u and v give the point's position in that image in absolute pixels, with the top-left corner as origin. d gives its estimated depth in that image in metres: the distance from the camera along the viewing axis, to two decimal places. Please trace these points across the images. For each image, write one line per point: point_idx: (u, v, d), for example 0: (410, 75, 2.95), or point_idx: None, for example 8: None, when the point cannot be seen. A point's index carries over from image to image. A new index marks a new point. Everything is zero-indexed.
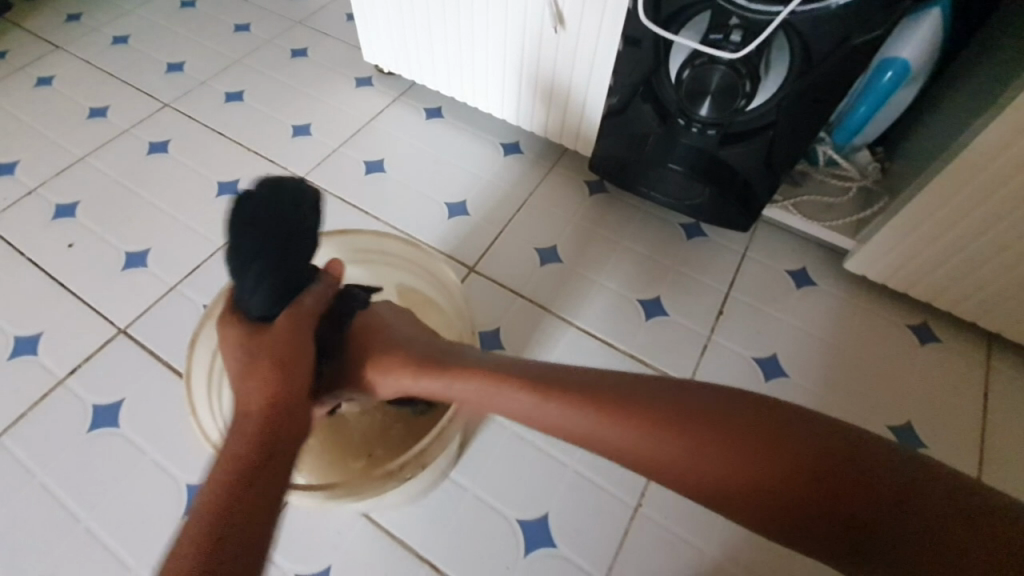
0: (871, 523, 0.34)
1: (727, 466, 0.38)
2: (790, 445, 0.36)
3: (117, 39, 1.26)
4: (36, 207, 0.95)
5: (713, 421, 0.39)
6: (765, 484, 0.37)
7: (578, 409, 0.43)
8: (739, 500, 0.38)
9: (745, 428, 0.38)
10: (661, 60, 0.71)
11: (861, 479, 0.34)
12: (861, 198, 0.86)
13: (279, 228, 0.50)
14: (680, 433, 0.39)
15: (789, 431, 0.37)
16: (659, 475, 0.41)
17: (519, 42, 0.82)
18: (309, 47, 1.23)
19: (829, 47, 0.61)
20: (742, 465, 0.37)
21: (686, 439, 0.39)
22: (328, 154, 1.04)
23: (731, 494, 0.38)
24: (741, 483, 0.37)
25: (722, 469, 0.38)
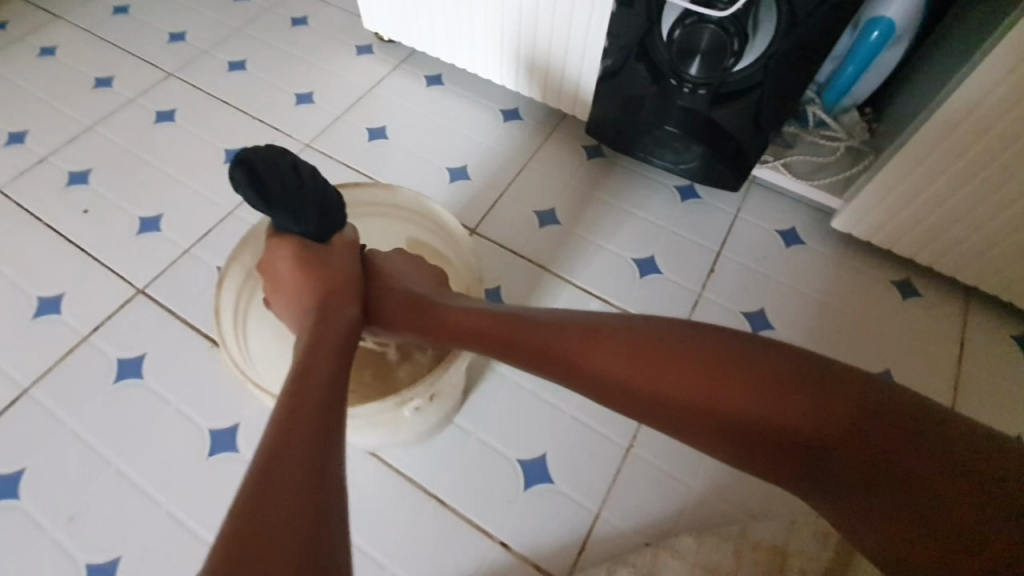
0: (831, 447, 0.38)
1: (729, 408, 0.42)
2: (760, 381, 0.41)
3: (117, 9, 1.27)
4: (50, 175, 0.98)
5: (695, 356, 0.44)
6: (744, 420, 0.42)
7: (579, 355, 0.48)
8: (720, 433, 0.43)
9: (721, 364, 0.43)
10: (653, 21, 0.73)
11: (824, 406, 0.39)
12: (849, 157, 0.88)
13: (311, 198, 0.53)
14: (672, 375, 0.44)
15: (762, 367, 0.42)
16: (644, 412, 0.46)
17: (516, 5, 0.84)
18: (308, 15, 1.24)
19: (812, 4, 0.63)
20: (722, 401, 0.42)
21: (693, 379, 0.44)
22: (331, 122, 1.06)
23: (737, 435, 0.42)
24: (724, 420, 0.42)
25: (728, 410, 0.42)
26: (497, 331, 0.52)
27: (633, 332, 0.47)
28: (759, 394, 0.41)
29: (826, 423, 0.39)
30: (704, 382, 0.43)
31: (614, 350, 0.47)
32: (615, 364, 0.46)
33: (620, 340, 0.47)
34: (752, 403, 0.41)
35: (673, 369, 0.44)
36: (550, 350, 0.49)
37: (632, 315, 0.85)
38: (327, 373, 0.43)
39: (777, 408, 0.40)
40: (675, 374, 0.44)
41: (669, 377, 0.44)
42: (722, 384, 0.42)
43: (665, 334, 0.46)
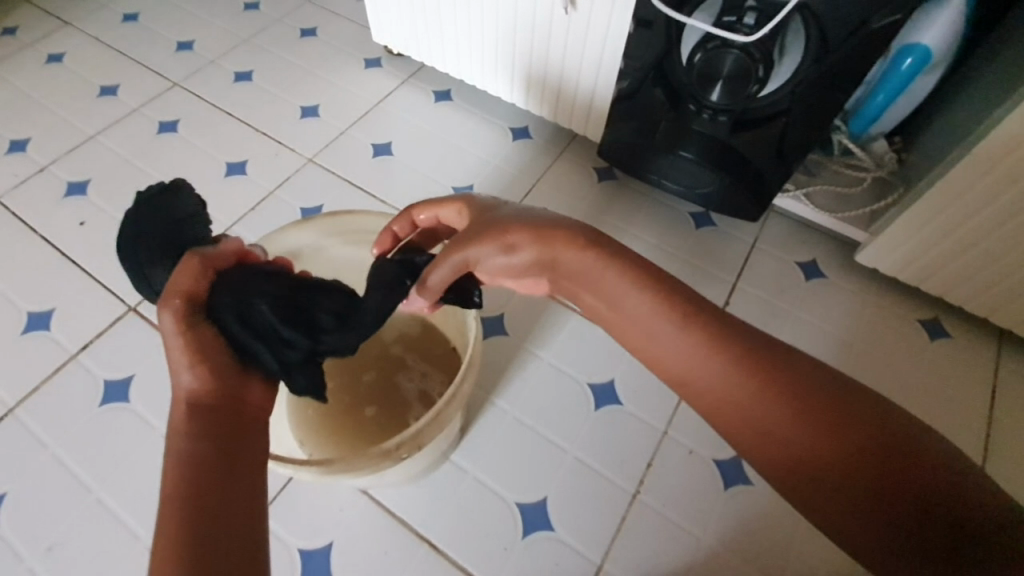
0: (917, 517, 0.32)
1: (805, 442, 0.36)
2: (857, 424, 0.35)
3: (127, 16, 1.26)
4: (49, 184, 0.96)
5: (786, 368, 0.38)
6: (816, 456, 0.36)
7: (655, 308, 0.42)
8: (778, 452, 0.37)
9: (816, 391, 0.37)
10: (673, 44, 0.69)
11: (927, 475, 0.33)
12: (875, 188, 0.84)
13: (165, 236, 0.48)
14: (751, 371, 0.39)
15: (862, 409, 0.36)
16: (696, 393, 0.41)
17: (529, 23, 0.81)
18: (318, 26, 1.22)
19: (845, 32, 0.59)
20: (797, 424, 0.37)
21: (784, 396, 0.37)
22: (336, 136, 1.04)
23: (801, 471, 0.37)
24: (789, 444, 0.37)
25: (806, 440, 0.36)
26: (579, 267, 0.44)
27: (736, 333, 0.41)
28: (839, 435, 0.35)
29: (916, 498, 0.32)
30: (782, 397, 0.37)
31: (700, 346, 0.40)
32: (698, 357, 0.40)
33: (715, 332, 0.41)
34: (834, 445, 0.35)
35: (762, 381, 0.38)
36: (634, 307, 0.43)
37: None
38: (223, 438, 0.37)
39: (862, 468, 0.34)
40: (762, 387, 0.38)
41: (752, 389, 0.38)
42: (810, 416, 0.36)
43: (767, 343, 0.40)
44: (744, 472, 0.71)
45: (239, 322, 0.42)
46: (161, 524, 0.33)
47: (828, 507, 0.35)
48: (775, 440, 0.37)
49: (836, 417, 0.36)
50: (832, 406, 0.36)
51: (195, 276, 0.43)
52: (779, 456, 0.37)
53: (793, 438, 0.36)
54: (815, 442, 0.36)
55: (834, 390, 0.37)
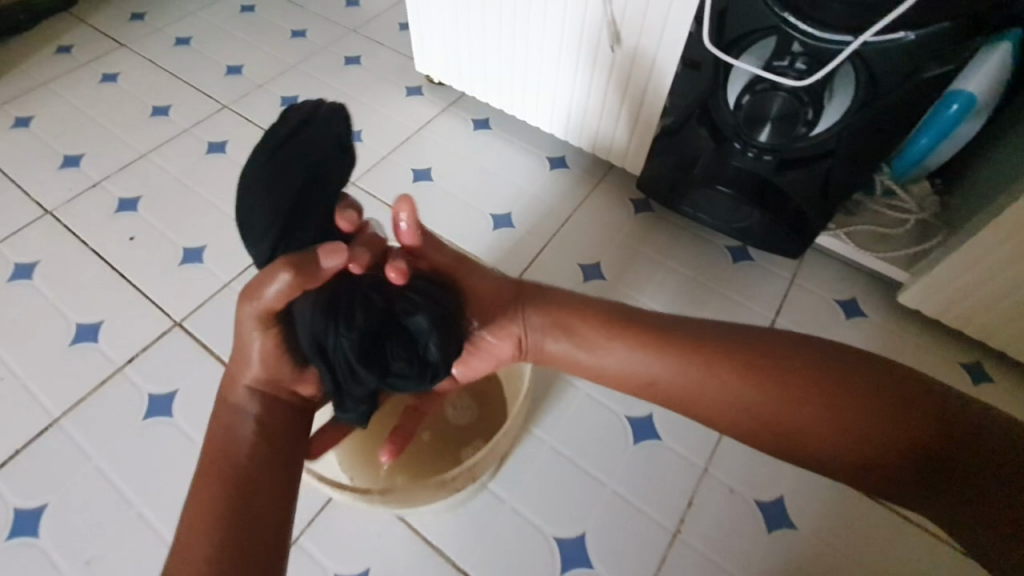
0: (900, 460, 0.42)
1: (799, 418, 0.45)
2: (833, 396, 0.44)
3: (180, 40, 1.31)
4: (101, 200, 0.99)
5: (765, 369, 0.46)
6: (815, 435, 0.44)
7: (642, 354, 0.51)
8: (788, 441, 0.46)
9: (791, 383, 0.45)
10: (720, 83, 0.70)
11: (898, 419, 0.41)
12: (917, 230, 0.84)
13: (305, 173, 0.47)
14: (741, 383, 0.47)
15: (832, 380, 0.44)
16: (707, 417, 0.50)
17: (574, 59, 0.84)
18: (362, 55, 1.26)
19: (897, 79, 0.60)
20: (794, 415, 0.45)
21: (772, 390, 0.46)
22: (377, 161, 1.06)
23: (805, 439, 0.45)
24: (798, 432, 0.45)
25: (800, 416, 0.45)
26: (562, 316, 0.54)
27: (718, 342, 0.49)
28: (827, 415, 0.43)
29: (890, 430, 0.42)
30: (775, 397, 0.45)
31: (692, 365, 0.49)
32: (695, 372, 0.48)
33: (705, 353, 0.48)
34: (828, 426, 0.43)
35: (753, 377, 0.46)
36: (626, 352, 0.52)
37: None
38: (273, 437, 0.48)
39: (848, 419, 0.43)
40: (754, 382, 0.46)
41: (750, 385, 0.46)
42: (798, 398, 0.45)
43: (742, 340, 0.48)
44: (786, 515, 0.69)
45: (310, 337, 0.47)
46: (199, 492, 0.43)
47: (837, 458, 0.44)
48: (780, 423, 0.46)
49: (820, 394, 0.44)
50: (811, 393, 0.44)
51: (279, 293, 0.43)
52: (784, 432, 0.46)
53: (796, 426, 0.45)
54: (809, 414, 0.44)
55: (805, 368, 0.45)
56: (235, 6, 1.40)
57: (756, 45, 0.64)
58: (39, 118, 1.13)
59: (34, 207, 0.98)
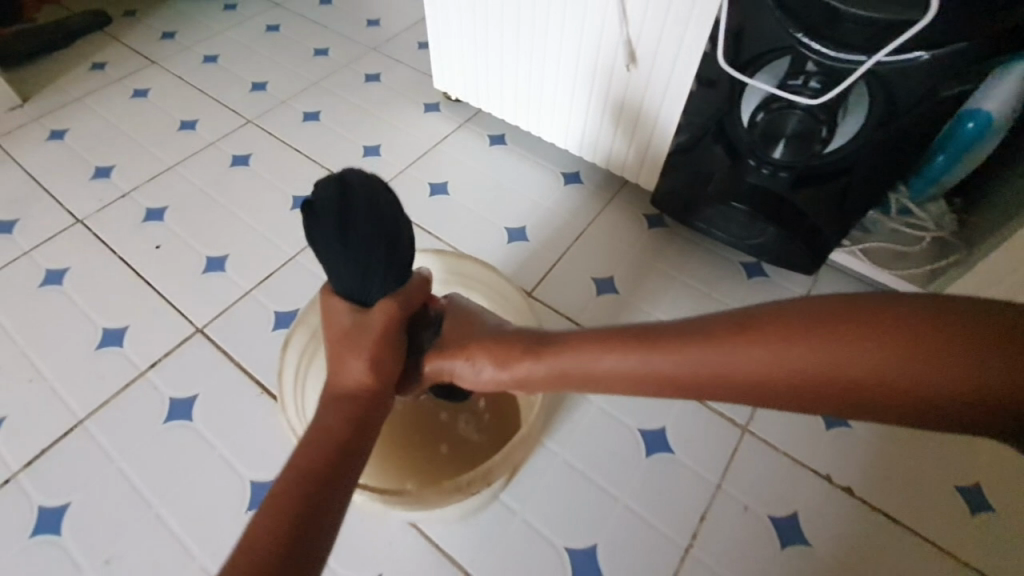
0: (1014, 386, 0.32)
1: (900, 376, 0.34)
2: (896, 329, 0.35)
3: (207, 58, 1.36)
4: (129, 209, 1.03)
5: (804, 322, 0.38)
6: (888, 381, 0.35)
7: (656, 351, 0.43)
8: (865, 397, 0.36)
9: (842, 325, 0.37)
10: (735, 101, 0.71)
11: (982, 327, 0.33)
12: (934, 248, 0.83)
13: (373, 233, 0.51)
14: (782, 346, 0.38)
15: (887, 314, 0.36)
16: (751, 396, 0.40)
17: (590, 77, 0.86)
18: (381, 72, 1.30)
19: (914, 98, 0.59)
20: (857, 361, 0.36)
21: (818, 340, 0.37)
22: (395, 175, 1.09)
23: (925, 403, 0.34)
24: (868, 378, 0.35)
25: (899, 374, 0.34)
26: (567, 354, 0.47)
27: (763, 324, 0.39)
28: (898, 352, 0.35)
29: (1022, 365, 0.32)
30: (825, 347, 0.37)
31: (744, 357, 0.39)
32: (752, 353, 0.39)
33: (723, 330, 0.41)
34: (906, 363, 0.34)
35: (798, 343, 0.37)
36: (637, 357, 0.43)
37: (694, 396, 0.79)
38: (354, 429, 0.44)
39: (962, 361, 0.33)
40: (828, 347, 0.36)
41: (822, 353, 0.37)
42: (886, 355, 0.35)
43: (784, 311, 0.39)
44: (800, 532, 0.69)
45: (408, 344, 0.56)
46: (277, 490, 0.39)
47: (938, 406, 0.34)
48: (885, 389, 0.35)
49: (907, 340, 0.35)
50: (869, 330, 0.36)
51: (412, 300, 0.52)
52: (889, 401, 0.35)
53: (867, 370, 0.35)
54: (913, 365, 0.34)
55: (839, 308, 0.38)
56: (261, 26, 1.46)
57: (771, 65, 0.65)
58: (72, 132, 1.18)
59: (66, 217, 1.01)
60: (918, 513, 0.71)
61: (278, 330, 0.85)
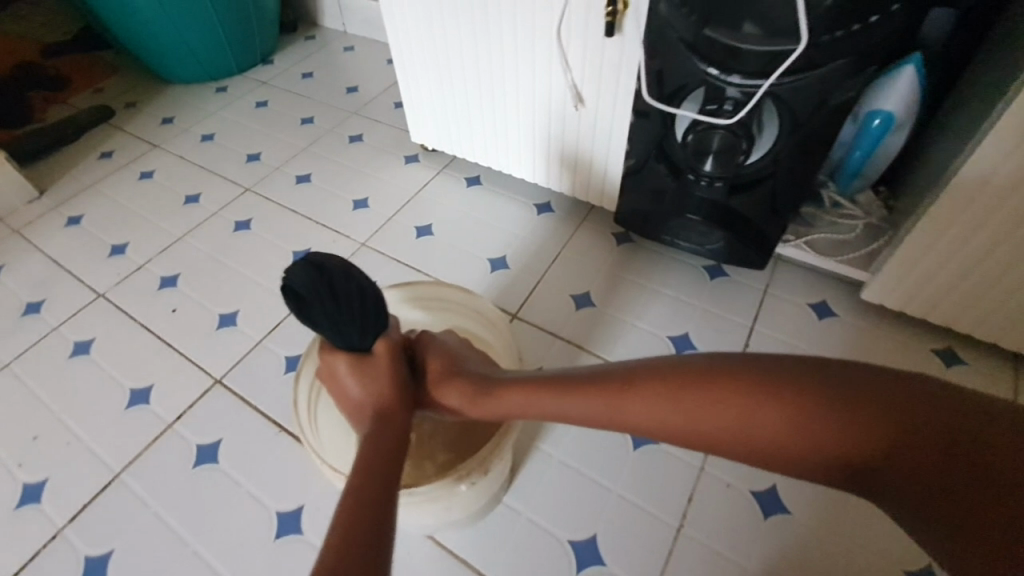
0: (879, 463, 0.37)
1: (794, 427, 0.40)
2: (790, 401, 0.40)
3: (204, 137, 1.49)
4: (145, 280, 1.12)
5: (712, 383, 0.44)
6: (785, 445, 0.41)
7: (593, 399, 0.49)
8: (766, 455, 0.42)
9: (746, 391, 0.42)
10: (667, 127, 0.82)
11: (862, 409, 0.38)
12: (869, 233, 0.93)
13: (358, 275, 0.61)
14: (693, 406, 0.44)
15: (786, 385, 0.41)
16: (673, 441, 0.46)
17: (546, 118, 1.00)
18: (363, 133, 1.43)
19: (810, 108, 0.70)
20: (758, 423, 0.41)
21: (726, 401, 0.43)
22: (384, 223, 1.19)
23: (814, 450, 0.40)
24: (769, 439, 0.41)
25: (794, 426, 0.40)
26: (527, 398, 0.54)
27: (694, 378, 0.45)
28: (792, 420, 0.40)
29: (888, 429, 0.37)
30: (731, 408, 0.42)
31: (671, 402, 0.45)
32: (658, 407, 0.46)
33: (650, 383, 0.47)
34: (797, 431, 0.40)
35: (709, 401, 0.43)
36: (581, 406, 0.50)
37: None
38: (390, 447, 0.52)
39: (820, 426, 0.39)
40: (733, 405, 0.43)
41: (733, 411, 0.42)
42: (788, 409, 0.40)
43: (688, 364, 0.46)
44: (780, 502, 0.75)
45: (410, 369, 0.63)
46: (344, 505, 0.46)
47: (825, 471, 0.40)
48: (762, 443, 0.42)
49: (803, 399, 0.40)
50: (770, 398, 0.41)
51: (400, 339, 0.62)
52: (764, 451, 0.42)
53: (764, 432, 0.41)
54: (777, 421, 0.41)
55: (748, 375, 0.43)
56: (251, 103, 1.60)
57: (691, 94, 0.77)
58: (87, 216, 1.29)
59: (88, 293, 1.11)
60: None
61: (290, 373, 0.94)
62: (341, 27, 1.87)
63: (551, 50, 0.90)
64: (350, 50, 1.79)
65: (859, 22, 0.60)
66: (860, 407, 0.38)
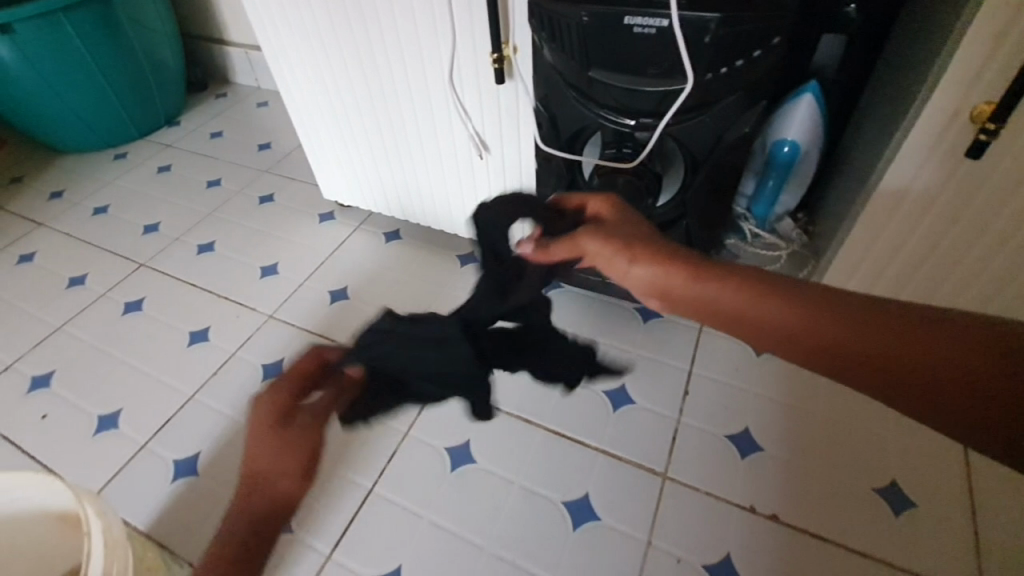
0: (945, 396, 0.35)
1: (884, 342, 0.36)
2: (891, 331, 0.36)
3: (96, 210, 1.36)
4: (14, 382, 0.98)
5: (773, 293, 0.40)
6: (837, 346, 0.38)
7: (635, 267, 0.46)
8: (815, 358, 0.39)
9: (871, 318, 0.37)
10: (573, 172, 0.77)
11: (957, 370, 0.35)
12: (793, 262, 0.90)
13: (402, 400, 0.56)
14: (743, 291, 0.41)
15: (902, 324, 0.37)
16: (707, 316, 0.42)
17: (454, 167, 0.95)
18: (275, 192, 1.34)
19: (708, 146, 0.66)
20: (812, 323, 0.38)
21: (782, 301, 0.40)
22: (294, 289, 1.09)
23: (880, 371, 0.37)
24: (817, 340, 0.38)
25: (878, 340, 0.37)
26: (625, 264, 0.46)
27: (788, 288, 0.40)
28: (864, 334, 0.37)
29: (966, 367, 0.34)
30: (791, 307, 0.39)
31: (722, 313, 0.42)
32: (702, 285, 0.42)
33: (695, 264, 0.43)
34: (847, 336, 0.37)
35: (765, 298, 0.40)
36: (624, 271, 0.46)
37: (610, 454, 0.79)
38: None
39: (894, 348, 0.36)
40: (784, 307, 0.40)
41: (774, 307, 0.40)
42: (875, 323, 0.37)
43: (778, 283, 0.41)
44: (736, 572, 0.68)
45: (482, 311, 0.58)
46: None
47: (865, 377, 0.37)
48: (810, 342, 0.38)
49: (891, 323, 0.37)
50: (887, 326, 0.37)
51: None
52: (806, 337, 0.39)
53: (815, 328, 0.38)
54: (825, 325, 0.38)
55: (874, 315, 0.37)
56: (152, 169, 1.49)
57: (583, 140, 0.72)
58: None
59: None
60: (846, 524, 0.71)
61: (179, 480, 0.81)
62: (254, 83, 1.79)
63: (448, 103, 0.85)
64: (264, 105, 1.70)
65: (742, 57, 0.57)
66: (954, 365, 0.35)
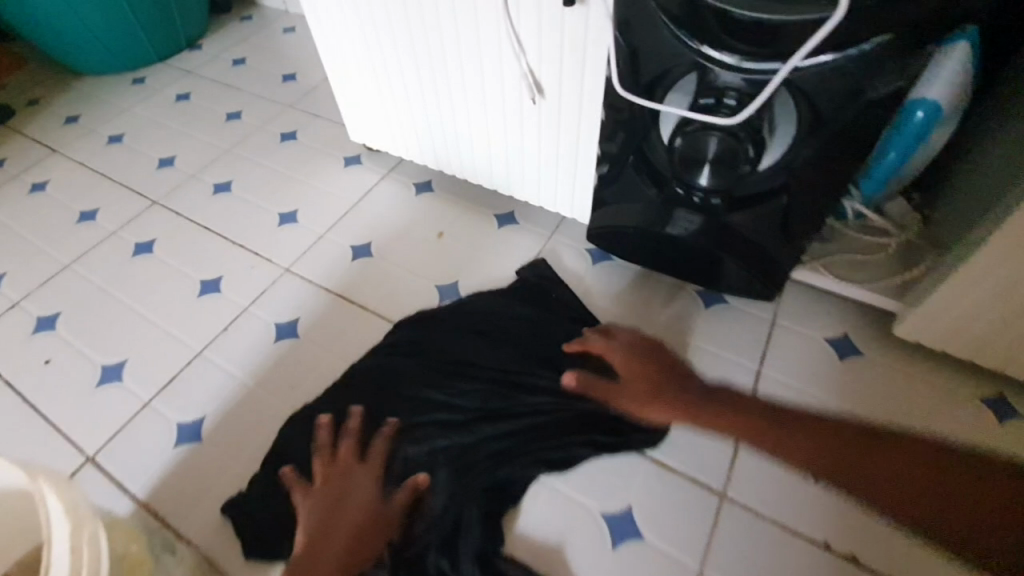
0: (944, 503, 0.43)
1: (897, 472, 0.46)
2: (887, 456, 0.47)
3: (112, 138, 1.27)
4: (19, 320, 0.92)
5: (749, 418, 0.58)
6: (821, 464, 0.50)
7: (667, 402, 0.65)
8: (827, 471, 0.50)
9: (871, 446, 0.49)
10: (649, 125, 0.62)
11: (967, 479, 0.43)
12: (903, 253, 0.75)
13: None
14: (768, 438, 0.55)
15: (924, 456, 0.46)
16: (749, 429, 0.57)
17: (500, 112, 0.80)
18: (298, 130, 1.22)
19: (841, 103, 0.51)
20: (806, 450, 0.52)
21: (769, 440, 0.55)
22: (315, 241, 0.98)
23: (893, 484, 0.45)
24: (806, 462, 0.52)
25: (867, 460, 0.48)
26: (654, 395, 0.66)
27: (806, 417, 0.55)
28: (869, 459, 0.48)
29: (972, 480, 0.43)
30: (818, 446, 0.52)
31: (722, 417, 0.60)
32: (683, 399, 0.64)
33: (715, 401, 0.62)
34: (837, 445, 0.50)
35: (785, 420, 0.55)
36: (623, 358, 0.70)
37: (659, 463, 0.68)
38: None
39: (898, 472, 0.46)
40: (819, 437, 0.52)
41: (770, 439, 0.55)
42: (865, 448, 0.49)
43: (769, 412, 0.57)
44: None
45: None
46: None
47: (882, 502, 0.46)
48: (836, 476, 0.49)
49: (891, 452, 0.48)
50: (869, 443, 0.49)
51: None
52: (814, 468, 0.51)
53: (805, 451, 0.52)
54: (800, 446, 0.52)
55: (867, 440, 0.49)
56: (170, 96, 1.38)
57: (669, 90, 0.57)
58: None
59: None
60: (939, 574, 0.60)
61: (180, 447, 0.75)
62: (282, 5, 1.63)
63: (498, 32, 0.70)
64: (292, 31, 1.55)
65: None
66: (964, 476, 0.43)
